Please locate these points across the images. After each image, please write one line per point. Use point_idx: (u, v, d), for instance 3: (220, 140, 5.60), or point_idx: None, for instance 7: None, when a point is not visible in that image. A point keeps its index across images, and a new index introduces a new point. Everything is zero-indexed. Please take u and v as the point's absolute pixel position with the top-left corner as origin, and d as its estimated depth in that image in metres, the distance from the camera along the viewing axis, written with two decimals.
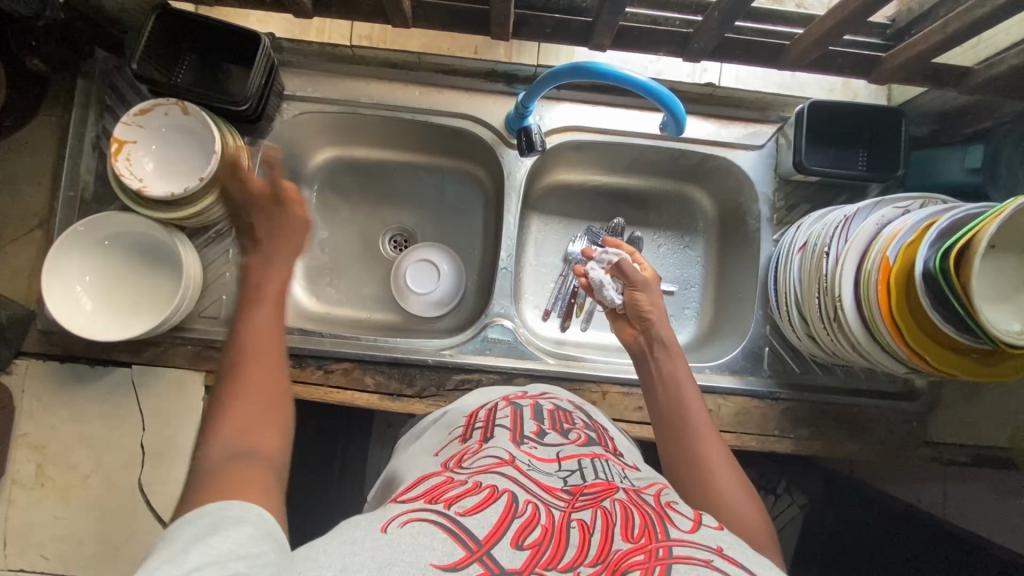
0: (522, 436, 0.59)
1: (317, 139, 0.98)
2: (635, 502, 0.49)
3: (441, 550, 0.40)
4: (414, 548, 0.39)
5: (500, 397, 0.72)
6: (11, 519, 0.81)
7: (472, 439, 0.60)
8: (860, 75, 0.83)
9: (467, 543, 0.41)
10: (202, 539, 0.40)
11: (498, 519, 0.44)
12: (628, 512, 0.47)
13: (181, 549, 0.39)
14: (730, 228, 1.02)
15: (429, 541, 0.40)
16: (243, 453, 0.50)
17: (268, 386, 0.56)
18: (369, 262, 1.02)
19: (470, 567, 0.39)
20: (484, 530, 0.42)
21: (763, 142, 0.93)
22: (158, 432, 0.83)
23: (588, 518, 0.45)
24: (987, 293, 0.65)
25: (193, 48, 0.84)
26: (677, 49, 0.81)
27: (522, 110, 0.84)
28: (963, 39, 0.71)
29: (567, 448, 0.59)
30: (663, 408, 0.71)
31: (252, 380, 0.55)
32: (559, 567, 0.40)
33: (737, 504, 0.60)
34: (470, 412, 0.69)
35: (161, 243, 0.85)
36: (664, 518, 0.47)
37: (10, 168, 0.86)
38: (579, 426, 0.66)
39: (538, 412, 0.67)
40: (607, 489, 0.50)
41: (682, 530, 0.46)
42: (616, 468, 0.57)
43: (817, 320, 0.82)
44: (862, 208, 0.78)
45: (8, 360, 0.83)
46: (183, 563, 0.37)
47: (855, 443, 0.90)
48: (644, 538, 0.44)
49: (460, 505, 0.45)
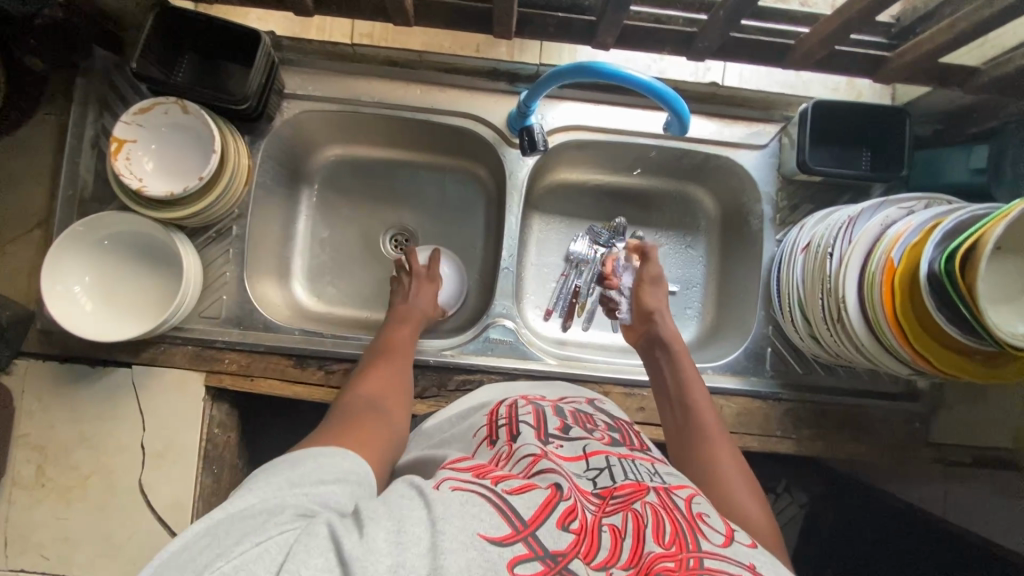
0: (547, 434, 0.59)
1: (317, 138, 0.97)
2: (666, 506, 0.48)
3: (489, 521, 0.41)
4: (464, 515, 0.41)
5: (518, 395, 0.70)
6: (11, 519, 0.80)
7: (500, 442, 0.59)
8: (865, 75, 0.82)
9: (514, 521, 0.42)
10: (318, 471, 0.49)
11: (543, 501, 0.45)
12: (659, 517, 0.46)
13: (300, 467, 0.49)
14: (732, 228, 1.01)
15: (477, 511, 0.42)
16: (380, 414, 0.66)
17: (393, 379, 0.74)
18: (370, 262, 1.02)
19: (515, 545, 0.40)
20: (529, 511, 0.43)
21: (766, 142, 0.93)
22: (158, 433, 0.83)
23: (620, 523, 0.45)
24: (993, 294, 0.64)
25: (192, 46, 0.83)
26: (680, 48, 0.80)
27: (524, 109, 0.83)
28: (971, 38, 0.70)
29: (593, 444, 0.58)
30: (673, 412, 0.73)
31: (382, 376, 0.74)
32: (592, 564, 0.41)
33: (744, 505, 0.59)
34: (490, 410, 0.67)
35: (161, 243, 0.85)
36: (695, 528, 0.46)
37: (9, 167, 0.86)
38: (602, 426, 0.64)
39: (559, 411, 0.66)
40: (638, 491, 0.49)
41: (714, 543, 0.45)
42: (645, 466, 0.56)
43: (821, 320, 0.82)
44: (867, 208, 0.78)
45: (8, 361, 0.82)
46: (294, 478, 0.47)
47: (857, 444, 0.90)
48: (675, 546, 0.43)
49: (507, 485, 0.47)
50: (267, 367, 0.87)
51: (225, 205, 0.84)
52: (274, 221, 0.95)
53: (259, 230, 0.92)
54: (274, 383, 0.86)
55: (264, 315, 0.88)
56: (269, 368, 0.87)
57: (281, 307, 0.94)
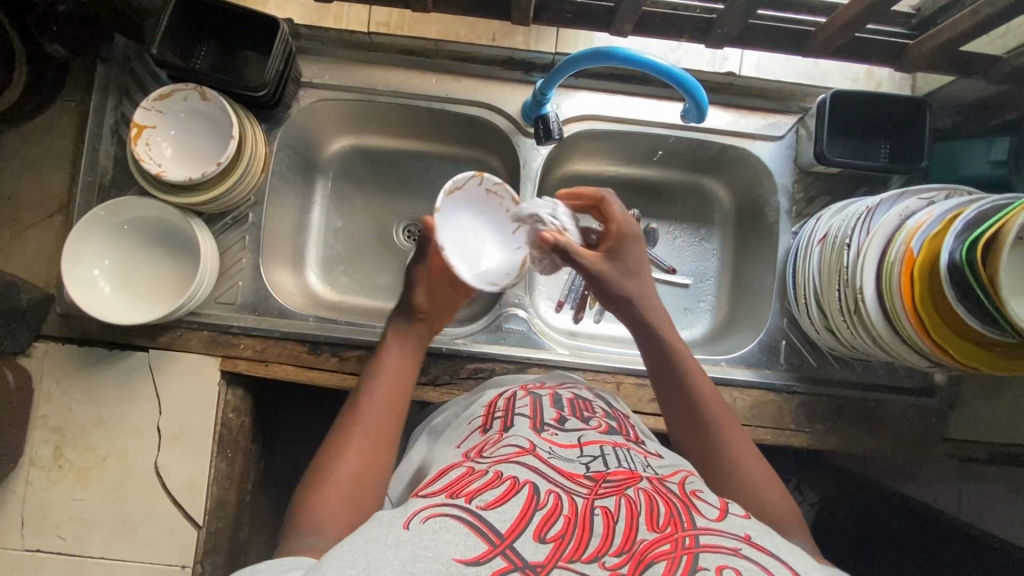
0: (542, 424, 0.61)
1: (332, 127, 0.98)
2: (660, 490, 0.51)
3: (464, 545, 0.42)
4: (436, 544, 0.42)
5: (518, 387, 0.72)
6: (29, 499, 0.82)
7: (492, 430, 0.62)
8: (886, 63, 0.82)
9: (490, 536, 0.43)
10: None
11: (520, 512, 0.46)
12: (652, 500, 0.49)
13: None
14: (748, 221, 1.00)
15: (452, 536, 0.43)
16: (337, 512, 0.56)
17: (373, 448, 0.63)
18: (383, 252, 1.02)
19: (493, 561, 0.41)
20: (506, 523, 0.45)
21: (783, 133, 0.92)
22: (174, 417, 0.84)
23: (612, 506, 0.48)
24: (1015, 285, 0.63)
25: (211, 34, 0.84)
26: (698, 36, 0.80)
27: (539, 97, 0.83)
28: (991, 28, 0.70)
29: (588, 434, 0.60)
30: (677, 409, 0.68)
31: (367, 439, 0.63)
32: (583, 557, 0.42)
33: (772, 505, 0.59)
34: (489, 402, 0.70)
35: (179, 229, 0.86)
36: (690, 506, 0.49)
37: (32, 152, 0.88)
38: (600, 414, 0.66)
39: (557, 400, 0.67)
40: (630, 478, 0.52)
41: (709, 518, 0.48)
42: (639, 456, 0.58)
43: (837, 312, 0.81)
44: (884, 199, 0.77)
45: (27, 344, 0.83)
46: None
47: (872, 438, 0.89)
48: (671, 526, 0.45)
49: (482, 499, 0.47)
50: (281, 353, 0.87)
51: (244, 188, 0.85)
52: (289, 209, 0.96)
53: (274, 218, 0.92)
54: (288, 369, 0.87)
55: (279, 302, 0.89)
56: (284, 354, 0.87)
57: (295, 294, 0.95)
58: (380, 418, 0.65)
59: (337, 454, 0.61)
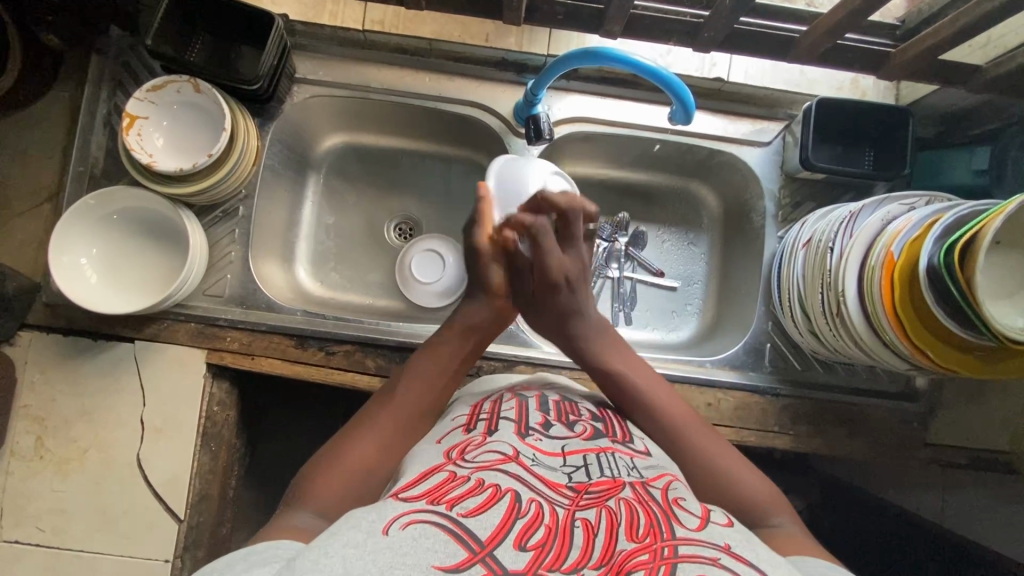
0: (528, 428, 0.60)
1: (326, 124, 0.99)
2: (642, 499, 0.50)
3: (443, 552, 0.42)
4: (415, 550, 0.42)
5: (505, 388, 0.71)
6: (8, 490, 0.81)
7: (475, 431, 0.60)
8: (870, 70, 0.84)
9: (470, 544, 0.43)
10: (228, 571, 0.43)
11: (501, 521, 0.46)
12: (634, 510, 0.48)
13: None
14: (735, 226, 1.02)
15: (431, 543, 0.43)
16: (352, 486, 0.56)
17: (397, 435, 0.61)
18: (373, 250, 1.03)
19: (472, 569, 0.41)
20: (485, 531, 0.45)
21: (771, 139, 0.94)
22: (159, 409, 0.83)
23: (593, 518, 0.48)
24: (991, 291, 0.65)
25: (206, 28, 0.85)
26: (687, 39, 0.82)
27: (531, 98, 0.84)
28: (974, 33, 0.72)
29: (573, 442, 0.59)
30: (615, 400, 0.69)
31: (395, 427, 0.61)
32: (562, 568, 0.43)
33: (754, 489, 0.59)
34: (475, 402, 0.68)
35: (169, 219, 0.86)
36: (671, 516, 0.49)
37: (23, 142, 0.88)
38: (586, 417, 0.65)
39: (544, 403, 0.66)
40: (612, 488, 0.52)
41: (689, 528, 0.47)
42: (624, 459, 0.57)
43: (820, 314, 0.82)
44: (867, 204, 0.78)
45: (12, 333, 0.83)
46: None
47: (854, 442, 0.90)
48: (649, 537, 0.46)
49: (462, 506, 0.47)
50: (268, 347, 0.87)
51: (234, 181, 0.85)
52: (282, 204, 0.96)
53: (267, 212, 0.93)
54: (275, 363, 0.87)
55: (267, 296, 0.89)
56: (270, 348, 0.87)
57: (284, 289, 0.94)
58: (418, 403, 0.64)
59: (366, 428, 0.61)
